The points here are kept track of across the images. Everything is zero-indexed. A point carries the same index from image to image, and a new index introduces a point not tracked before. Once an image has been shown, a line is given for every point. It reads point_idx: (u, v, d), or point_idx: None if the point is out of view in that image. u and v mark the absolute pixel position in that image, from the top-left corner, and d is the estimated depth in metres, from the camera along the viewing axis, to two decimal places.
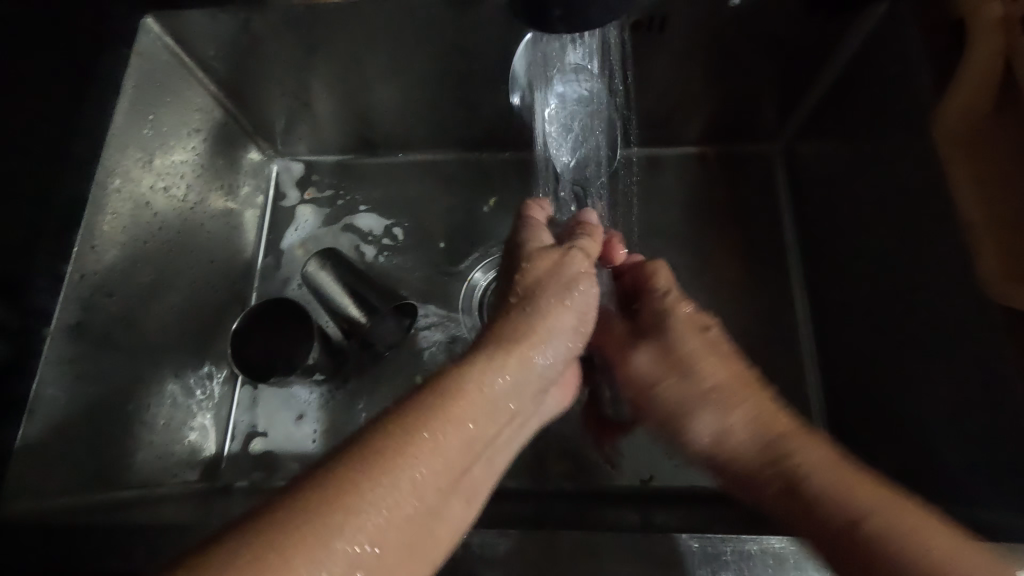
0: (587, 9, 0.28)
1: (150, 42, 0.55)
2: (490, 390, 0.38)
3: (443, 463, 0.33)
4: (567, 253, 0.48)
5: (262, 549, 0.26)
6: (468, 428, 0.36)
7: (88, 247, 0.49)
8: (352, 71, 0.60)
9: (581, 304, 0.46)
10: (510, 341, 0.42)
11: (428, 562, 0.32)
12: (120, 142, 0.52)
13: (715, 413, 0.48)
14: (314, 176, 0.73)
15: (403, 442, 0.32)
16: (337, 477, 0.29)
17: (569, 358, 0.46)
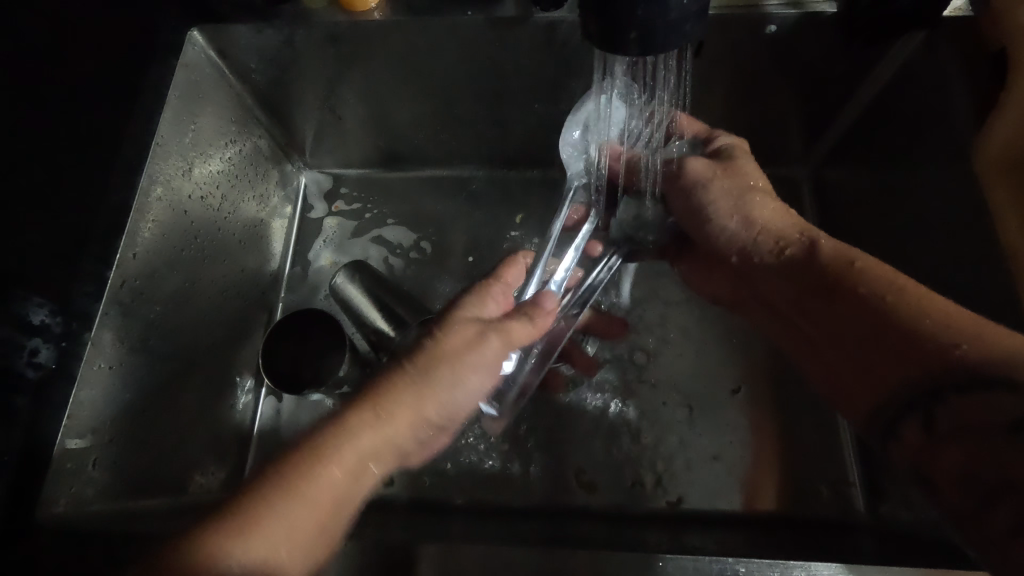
0: (652, 40, 0.29)
1: (196, 55, 0.55)
2: (355, 463, 0.40)
3: (294, 533, 0.37)
4: (483, 337, 0.45)
5: None
6: (325, 496, 0.39)
7: (131, 254, 0.50)
8: (389, 88, 0.61)
9: (468, 391, 0.46)
10: (389, 409, 0.42)
11: None
12: (164, 151, 0.53)
13: (772, 210, 0.50)
14: (342, 189, 0.73)
15: (241, 534, 0.35)
16: (197, 537, 0.35)
17: (449, 421, 0.46)
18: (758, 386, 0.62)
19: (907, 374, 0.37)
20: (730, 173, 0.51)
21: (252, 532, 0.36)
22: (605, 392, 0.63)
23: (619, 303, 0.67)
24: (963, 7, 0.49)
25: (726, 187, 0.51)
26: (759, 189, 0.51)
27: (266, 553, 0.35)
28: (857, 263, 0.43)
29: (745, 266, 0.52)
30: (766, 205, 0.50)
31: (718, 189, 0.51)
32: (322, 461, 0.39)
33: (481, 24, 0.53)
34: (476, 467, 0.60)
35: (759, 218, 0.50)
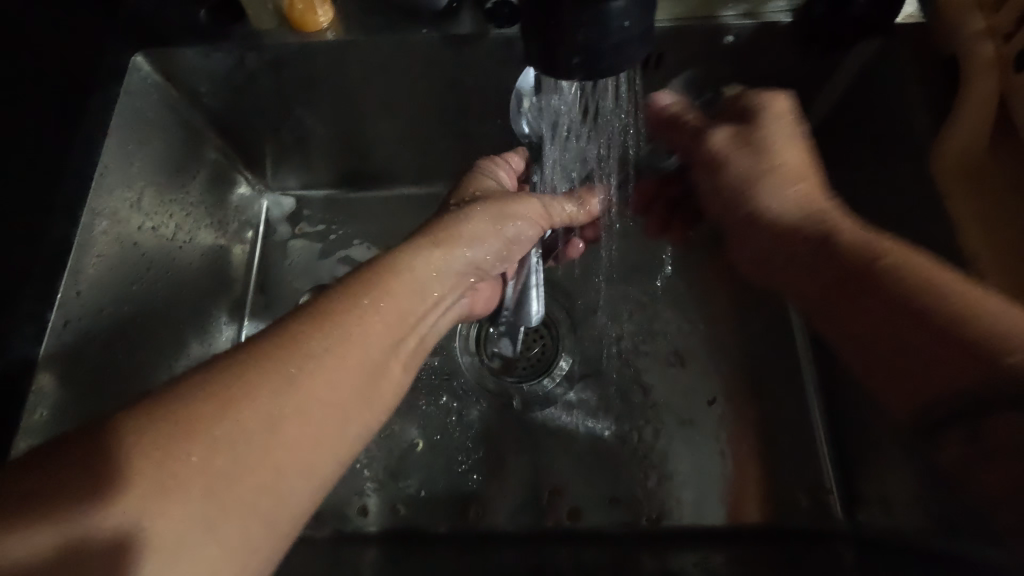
0: (598, 61, 0.28)
1: (141, 82, 0.53)
2: (423, 274, 0.43)
3: (381, 324, 0.39)
4: (525, 197, 0.50)
5: (212, 392, 0.32)
6: (403, 299, 0.41)
7: (74, 293, 0.48)
8: (348, 107, 0.59)
9: (512, 236, 0.49)
10: (442, 234, 0.45)
11: (369, 407, 0.38)
12: (108, 183, 0.51)
13: (799, 188, 0.46)
14: (305, 211, 0.71)
15: (336, 319, 0.37)
16: (296, 328, 0.36)
17: (489, 265, 0.49)
18: (735, 397, 0.61)
19: (943, 387, 0.36)
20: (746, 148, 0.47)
21: (346, 320, 0.37)
22: (583, 410, 0.61)
23: (592, 319, 0.65)
24: (914, 13, 0.49)
25: (741, 175, 0.48)
26: (781, 171, 0.47)
27: (326, 369, 0.35)
28: (886, 259, 0.40)
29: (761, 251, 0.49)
30: (788, 186, 0.46)
31: (734, 169, 0.48)
32: (392, 273, 0.41)
33: (437, 41, 0.52)
34: (452, 492, 0.59)
35: (775, 205, 0.46)
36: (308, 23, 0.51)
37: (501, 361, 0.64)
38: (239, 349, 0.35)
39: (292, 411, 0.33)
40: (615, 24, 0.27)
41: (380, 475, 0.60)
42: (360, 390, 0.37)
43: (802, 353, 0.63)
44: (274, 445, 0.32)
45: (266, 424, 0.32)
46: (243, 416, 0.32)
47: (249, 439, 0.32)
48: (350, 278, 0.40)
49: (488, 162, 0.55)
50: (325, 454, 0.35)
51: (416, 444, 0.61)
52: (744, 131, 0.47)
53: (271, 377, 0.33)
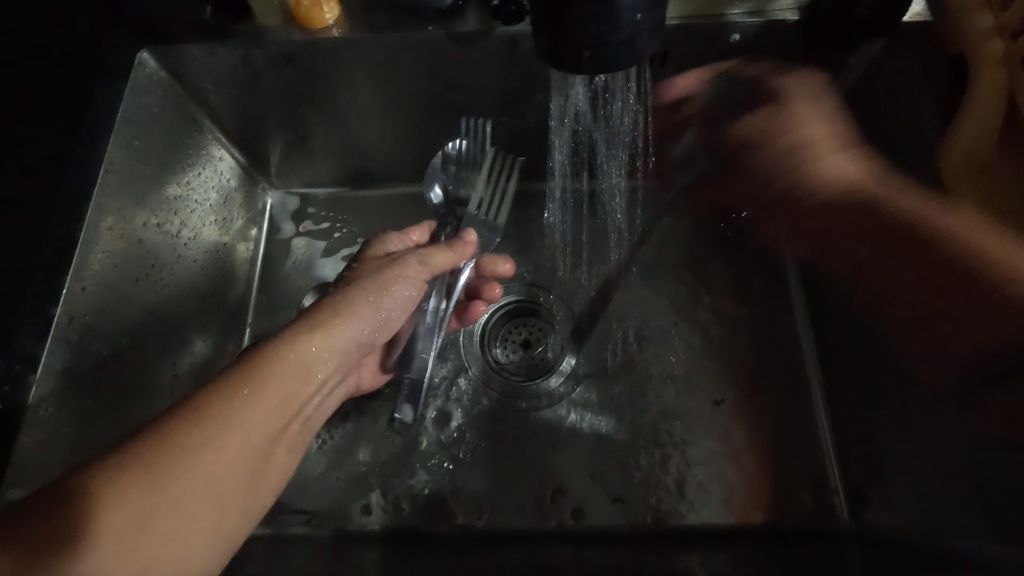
0: (605, 54, 0.28)
1: (147, 78, 0.53)
2: (308, 358, 0.44)
3: (260, 414, 0.40)
4: (399, 260, 0.50)
5: (84, 496, 0.33)
6: (284, 385, 0.42)
7: (79, 289, 0.48)
8: (352, 105, 0.59)
9: (391, 308, 0.49)
10: (326, 317, 0.45)
11: (250, 492, 0.40)
12: (114, 179, 0.51)
13: (839, 162, 0.49)
14: (309, 209, 0.71)
15: (212, 414, 0.38)
16: (170, 426, 0.37)
17: (375, 342, 0.49)
18: (739, 396, 0.61)
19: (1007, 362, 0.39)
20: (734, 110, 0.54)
21: (223, 415, 0.39)
22: (587, 409, 0.61)
23: (597, 317, 0.65)
24: (922, 12, 0.48)
25: (769, 128, 0.51)
26: (844, 146, 0.50)
27: (198, 464, 0.37)
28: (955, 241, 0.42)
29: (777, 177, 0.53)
30: (829, 156, 0.50)
31: (792, 144, 0.50)
32: (275, 359, 0.42)
33: (442, 39, 0.52)
34: (453, 491, 0.59)
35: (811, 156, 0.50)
36: (313, 20, 0.51)
37: (505, 360, 0.64)
38: (112, 449, 0.36)
39: (170, 506, 0.35)
40: (626, 16, 0.27)
41: (384, 473, 0.60)
42: (236, 479, 0.39)
43: (807, 353, 0.63)
44: (141, 548, 0.34)
45: (133, 525, 0.34)
46: (112, 519, 0.33)
47: (111, 544, 0.33)
48: (226, 369, 0.42)
49: (377, 240, 0.57)
50: (201, 547, 0.37)
51: (422, 443, 0.61)
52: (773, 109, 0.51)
53: (139, 477, 0.35)
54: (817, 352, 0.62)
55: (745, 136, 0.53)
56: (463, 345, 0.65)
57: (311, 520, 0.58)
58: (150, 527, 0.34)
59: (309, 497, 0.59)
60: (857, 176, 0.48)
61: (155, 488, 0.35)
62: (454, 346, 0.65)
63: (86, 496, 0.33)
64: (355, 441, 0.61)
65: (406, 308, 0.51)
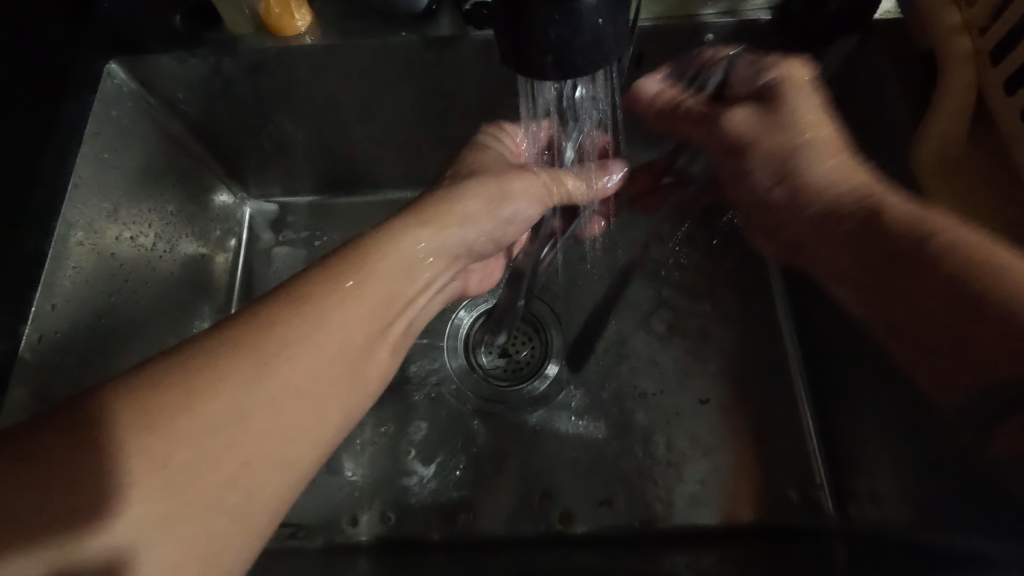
0: (577, 57, 0.27)
1: (115, 90, 0.52)
2: (410, 255, 0.43)
3: (363, 308, 0.40)
4: (527, 171, 0.50)
5: (193, 368, 0.34)
6: (388, 281, 0.41)
7: (49, 306, 0.47)
8: (329, 112, 0.59)
9: (506, 217, 0.49)
10: (428, 215, 0.45)
11: (354, 385, 0.40)
12: (83, 193, 0.50)
13: (813, 154, 0.45)
14: (289, 218, 0.70)
15: (314, 301, 0.38)
16: (271, 313, 0.37)
17: (477, 249, 0.50)
18: (725, 394, 0.61)
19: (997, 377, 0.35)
20: (772, 127, 0.46)
21: (328, 303, 0.38)
22: (573, 411, 0.61)
23: (580, 319, 0.65)
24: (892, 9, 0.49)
25: (774, 148, 0.46)
26: (810, 142, 0.45)
27: (301, 356, 0.36)
28: (933, 239, 0.39)
29: (831, 260, 0.45)
30: (827, 158, 0.45)
31: (769, 147, 0.46)
32: (376, 253, 0.41)
33: (417, 44, 0.51)
34: (441, 498, 0.58)
35: (823, 177, 0.45)
36: (285, 28, 0.51)
37: (491, 365, 0.64)
38: (217, 330, 0.36)
39: (269, 399, 0.35)
40: (587, 20, 0.27)
41: (372, 482, 0.59)
42: (338, 378, 0.38)
43: (790, 349, 0.63)
44: (243, 437, 0.34)
45: (237, 414, 0.34)
46: (212, 407, 0.33)
47: (218, 430, 0.33)
48: (330, 259, 0.41)
49: (491, 132, 0.55)
50: (301, 439, 0.36)
51: (408, 452, 0.60)
52: (768, 111, 0.46)
53: (246, 363, 0.35)
54: (798, 348, 0.63)
55: (725, 125, 0.48)
56: (449, 348, 0.64)
57: (299, 534, 0.57)
58: (253, 418, 0.34)
59: (294, 510, 0.58)
60: (868, 181, 0.44)
61: (260, 375, 0.35)
62: (440, 353, 0.64)
63: (198, 371, 0.33)
64: (341, 453, 0.60)
65: (524, 222, 0.52)
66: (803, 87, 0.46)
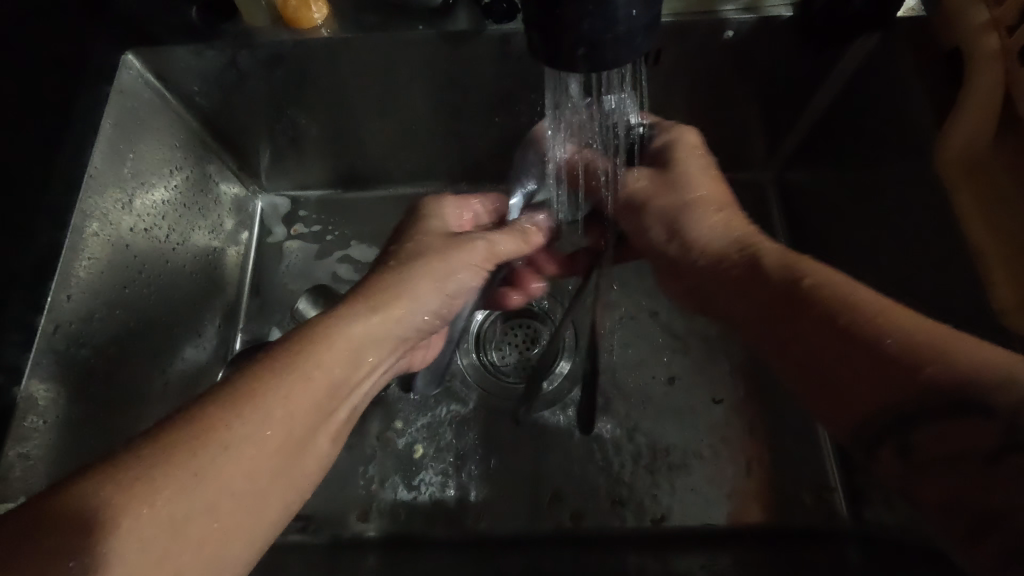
0: (606, 51, 0.27)
1: (131, 80, 0.52)
2: (355, 343, 0.42)
3: (307, 401, 0.39)
4: (470, 242, 0.50)
5: (119, 484, 0.31)
6: (331, 371, 0.40)
7: (65, 296, 0.47)
8: (342, 106, 0.59)
9: (453, 291, 0.49)
10: (376, 298, 0.44)
11: (290, 482, 0.38)
12: (99, 184, 0.50)
13: (699, 210, 0.49)
14: (300, 211, 0.70)
15: (255, 398, 0.36)
16: (208, 415, 0.35)
17: (422, 329, 0.48)
18: (737, 395, 0.61)
19: (892, 399, 0.34)
20: (668, 188, 0.50)
21: (269, 399, 0.37)
22: (587, 410, 0.61)
23: (591, 318, 0.65)
24: (915, 6, 0.49)
25: (665, 208, 0.50)
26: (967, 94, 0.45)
27: (239, 459, 0.35)
28: (805, 279, 0.40)
29: (727, 304, 0.46)
30: (713, 214, 0.49)
31: (653, 211, 0.51)
32: (318, 342, 0.40)
33: (433, 39, 0.51)
34: (453, 497, 0.58)
35: (699, 232, 0.49)
36: (302, 20, 0.50)
37: (502, 362, 0.63)
38: (149, 435, 0.34)
39: (205, 507, 0.33)
40: (621, 12, 0.26)
41: (381, 477, 0.59)
42: (276, 475, 0.37)
43: None
44: (174, 553, 0.32)
45: (167, 531, 0.32)
46: (145, 525, 0.31)
47: (145, 553, 0.31)
48: (266, 353, 0.39)
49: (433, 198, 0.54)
50: (237, 545, 0.35)
51: (414, 450, 0.60)
52: (661, 172, 0.51)
53: (175, 477, 0.32)
54: None
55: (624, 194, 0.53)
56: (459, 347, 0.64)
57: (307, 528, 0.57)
58: (184, 535, 0.32)
59: (303, 502, 0.58)
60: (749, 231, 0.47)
61: (195, 484, 0.33)
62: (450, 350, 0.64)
63: (123, 487, 0.31)
64: (350, 449, 0.60)
65: (469, 293, 0.51)
66: (690, 148, 0.51)
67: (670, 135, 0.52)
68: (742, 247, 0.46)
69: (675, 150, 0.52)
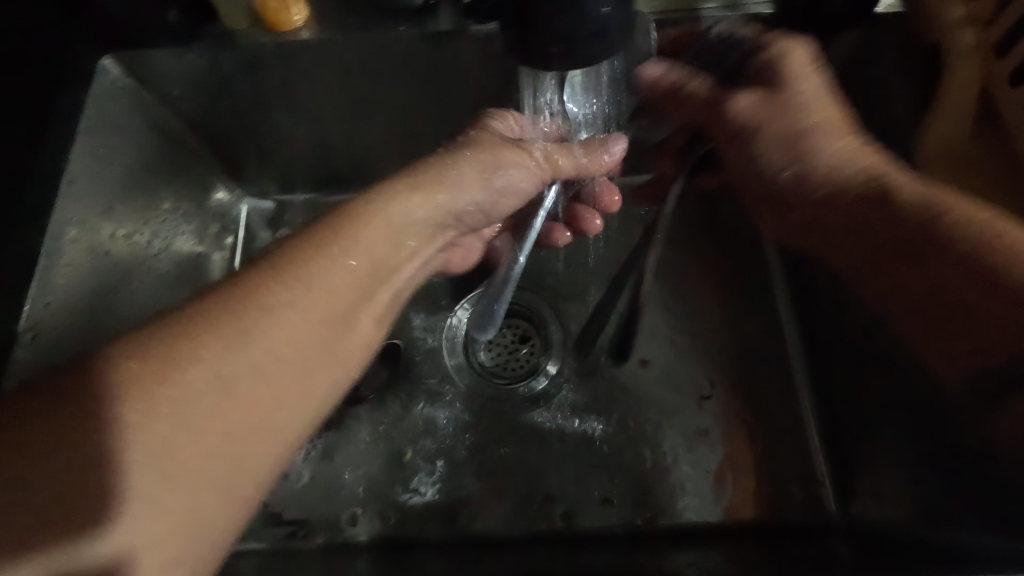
0: (585, 48, 0.27)
1: (109, 85, 0.51)
2: (398, 222, 0.43)
3: (351, 273, 0.39)
4: (522, 148, 0.49)
5: (176, 333, 0.33)
6: (374, 245, 0.41)
7: (42, 305, 0.47)
8: (326, 108, 0.58)
9: (500, 186, 0.49)
10: (419, 182, 0.44)
11: (341, 354, 0.39)
12: (78, 191, 0.50)
13: (814, 131, 0.44)
14: (286, 215, 0.69)
15: (299, 267, 0.37)
16: (254, 280, 0.36)
17: (468, 216, 0.49)
18: (727, 392, 0.61)
19: (1007, 344, 0.34)
20: (778, 111, 0.45)
21: (312, 269, 0.37)
22: (578, 410, 0.61)
23: (580, 318, 0.65)
24: (894, 3, 0.48)
25: (778, 133, 0.45)
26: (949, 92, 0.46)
27: (282, 323, 0.36)
28: (944, 211, 0.38)
29: (835, 244, 0.44)
30: (833, 141, 0.44)
31: (769, 137, 0.45)
32: (360, 219, 0.41)
33: (416, 39, 0.51)
34: (445, 500, 0.58)
35: (821, 162, 0.44)
36: (282, 22, 0.50)
37: (491, 363, 0.63)
38: (202, 295, 0.36)
39: (248, 368, 0.34)
40: (594, 10, 0.26)
41: (371, 481, 0.59)
42: (324, 341, 0.37)
43: (792, 347, 0.63)
44: (224, 406, 0.33)
45: (216, 386, 0.33)
46: (191, 377, 0.32)
47: (195, 403, 0.32)
48: (312, 225, 0.40)
49: (495, 112, 0.52)
50: (288, 407, 0.36)
51: (405, 453, 0.60)
52: (768, 97, 0.45)
53: (223, 332, 0.34)
54: (801, 346, 0.63)
55: (732, 123, 0.47)
56: (447, 350, 0.64)
57: (298, 534, 0.57)
58: (230, 391, 0.33)
59: (296, 507, 0.58)
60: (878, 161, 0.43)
61: (238, 345, 0.34)
62: (439, 351, 0.64)
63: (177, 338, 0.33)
64: (341, 453, 0.60)
65: (518, 196, 0.51)
66: (805, 67, 0.45)
67: (775, 53, 0.45)
68: (871, 175, 0.42)
69: (789, 69, 0.45)
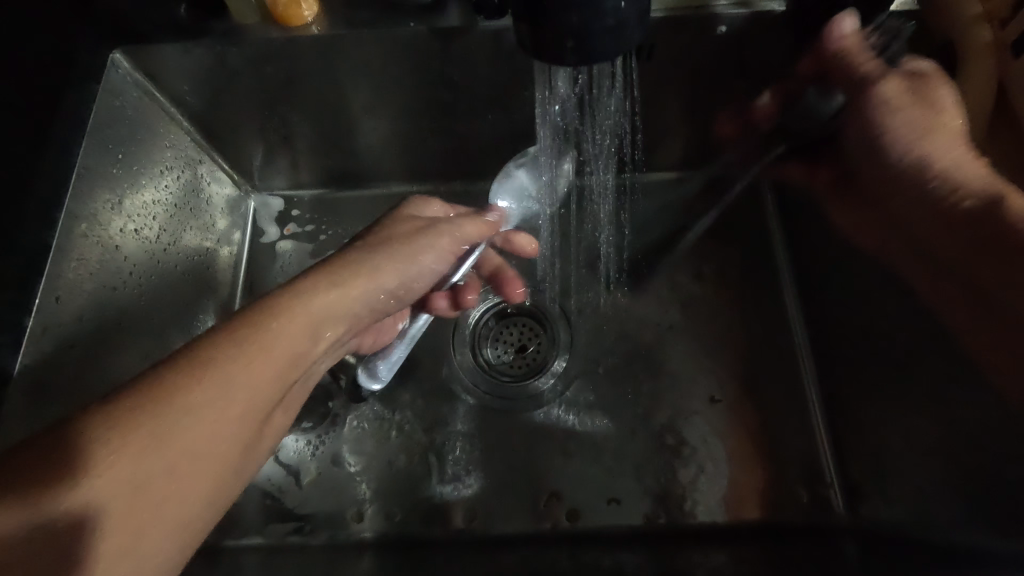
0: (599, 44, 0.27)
1: (119, 80, 0.52)
2: (317, 314, 0.41)
3: (268, 375, 0.38)
4: (432, 231, 0.50)
5: (68, 458, 0.31)
6: (292, 342, 0.39)
7: (53, 298, 0.47)
8: (334, 105, 0.58)
9: (414, 275, 0.49)
10: (340, 275, 0.43)
11: (251, 448, 0.38)
12: (88, 184, 0.50)
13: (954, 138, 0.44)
14: (294, 212, 0.69)
15: (212, 368, 0.35)
16: (162, 383, 0.34)
17: (388, 304, 0.48)
18: (734, 392, 0.61)
19: None
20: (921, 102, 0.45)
21: (226, 369, 0.36)
22: (585, 408, 0.61)
23: (588, 316, 0.64)
24: None
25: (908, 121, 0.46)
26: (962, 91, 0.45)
27: (196, 430, 0.34)
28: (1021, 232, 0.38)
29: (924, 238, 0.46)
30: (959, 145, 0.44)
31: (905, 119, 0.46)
32: (280, 314, 0.39)
33: (424, 35, 0.50)
34: (450, 498, 0.58)
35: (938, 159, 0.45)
36: (292, 17, 0.50)
37: (498, 361, 0.63)
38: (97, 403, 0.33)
39: (159, 479, 0.33)
40: (610, 4, 0.26)
41: (377, 479, 0.59)
42: (236, 446, 0.37)
43: (800, 347, 0.63)
44: (128, 526, 0.32)
45: (125, 497, 0.31)
46: (91, 495, 0.31)
47: (96, 524, 0.31)
48: (231, 317, 0.39)
49: (418, 199, 0.55)
50: (197, 514, 0.35)
51: (411, 451, 0.60)
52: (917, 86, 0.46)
53: (127, 455, 0.32)
54: (808, 346, 0.62)
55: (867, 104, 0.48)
56: (454, 347, 0.64)
57: (304, 530, 0.57)
58: (140, 505, 0.32)
59: (302, 502, 0.58)
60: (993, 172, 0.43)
61: (151, 453, 0.33)
62: (445, 350, 0.64)
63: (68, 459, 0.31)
64: (347, 452, 0.60)
65: (429, 278, 0.51)
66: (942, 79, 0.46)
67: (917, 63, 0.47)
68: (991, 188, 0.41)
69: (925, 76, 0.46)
